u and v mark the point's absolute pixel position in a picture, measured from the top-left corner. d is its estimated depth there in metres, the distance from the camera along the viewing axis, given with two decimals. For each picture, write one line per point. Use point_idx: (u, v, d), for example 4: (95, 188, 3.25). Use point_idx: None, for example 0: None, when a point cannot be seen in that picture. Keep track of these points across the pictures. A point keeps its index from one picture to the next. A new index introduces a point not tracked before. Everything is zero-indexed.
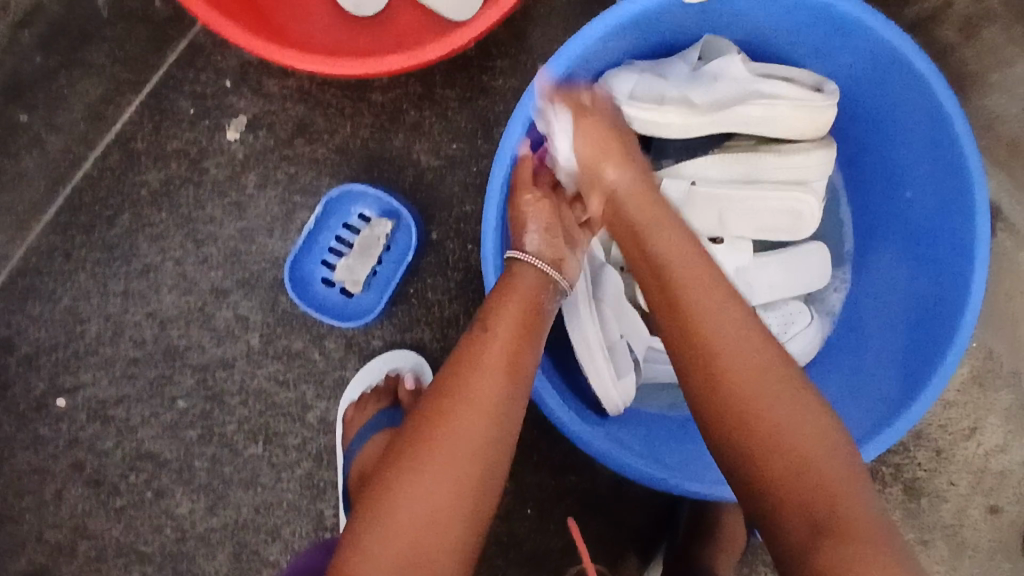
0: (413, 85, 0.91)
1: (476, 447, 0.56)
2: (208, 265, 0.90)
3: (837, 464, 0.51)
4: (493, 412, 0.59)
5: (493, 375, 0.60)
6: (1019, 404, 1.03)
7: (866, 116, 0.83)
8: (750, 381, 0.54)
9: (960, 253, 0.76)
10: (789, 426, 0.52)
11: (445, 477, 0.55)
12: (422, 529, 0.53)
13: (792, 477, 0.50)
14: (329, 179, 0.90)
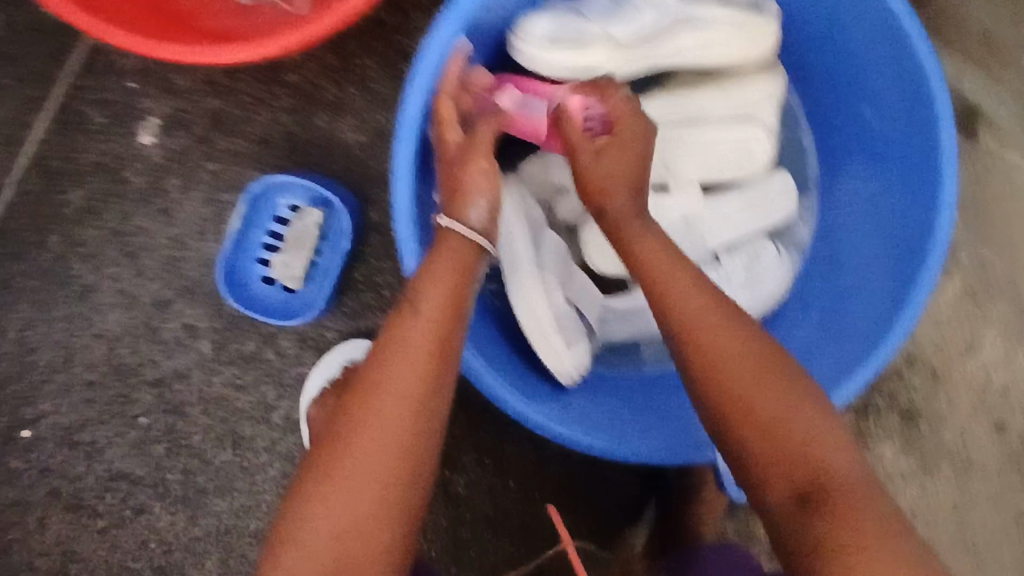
0: (328, 58, 0.85)
1: (398, 451, 0.50)
2: (146, 277, 0.87)
3: (836, 452, 0.48)
4: (415, 403, 0.51)
5: (413, 361, 0.52)
6: (1016, 313, 0.98)
7: (812, 29, 0.76)
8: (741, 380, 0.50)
9: (929, 165, 0.69)
10: (785, 417, 0.49)
11: (361, 489, 0.49)
12: (337, 533, 0.48)
13: (780, 474, 0.48)
14: (254, 170, 0.85)
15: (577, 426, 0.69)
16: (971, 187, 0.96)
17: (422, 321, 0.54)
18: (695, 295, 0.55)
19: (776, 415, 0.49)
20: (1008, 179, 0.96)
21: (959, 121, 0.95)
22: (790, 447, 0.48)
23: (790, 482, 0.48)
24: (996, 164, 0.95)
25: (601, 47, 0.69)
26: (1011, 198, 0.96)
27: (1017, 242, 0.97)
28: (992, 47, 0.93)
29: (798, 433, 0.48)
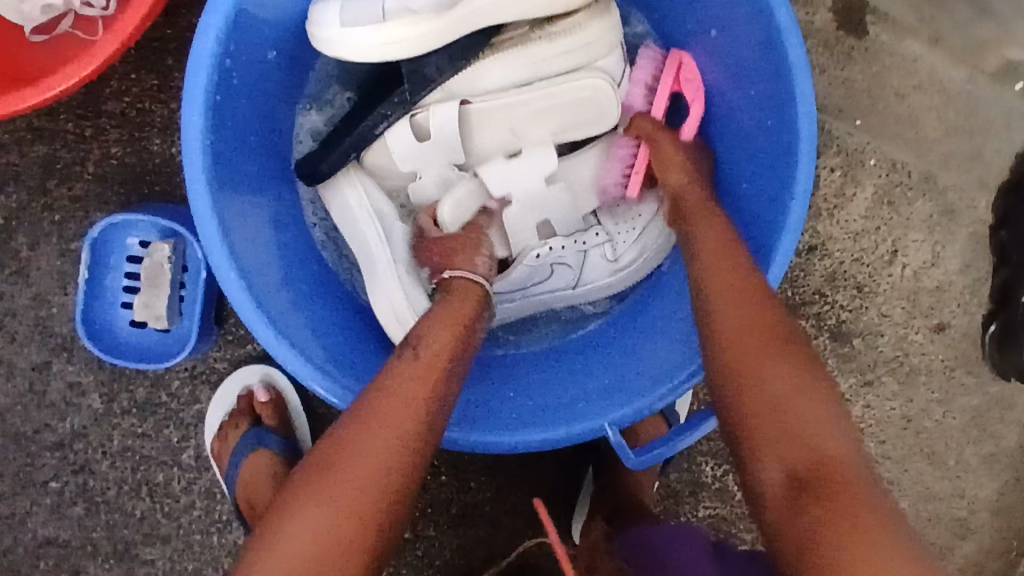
0: (148, 78, 0.78)
1: (388, 477, 0.51)
2: (19, 343, 0.84)
3: (849, 466, 0.49)
4: (409, 440, 0.54)
5: (413, 396, 0.56)
6: (939, 210, 0.92)
7: None
8: (781, 386, 0.52)
9: (780, 81, 0.64)
10: (810, 422, 0.50)
11: (344, 506, 0.50)
12: (319, 551, 0.48)
13: (771, 420, 0.51)
14: (100, 213, 0.81)
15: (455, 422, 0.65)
16: (868, 85, 0.89)
17: (430, 359, 0.58)
18: (735, 287, 0.58)
19: (809, 415, 0.51)
20: (908, 70, 0.89)
21: (845, 17, 0.88)
22: (803, 442, 0.49)
23: (778, 431, 0.50)
24: (893, 56, 0.89)
25: (403, 18, 0.62)
26: (915, 89, 0.89)
27: (928, 135, 0.91)
28: None
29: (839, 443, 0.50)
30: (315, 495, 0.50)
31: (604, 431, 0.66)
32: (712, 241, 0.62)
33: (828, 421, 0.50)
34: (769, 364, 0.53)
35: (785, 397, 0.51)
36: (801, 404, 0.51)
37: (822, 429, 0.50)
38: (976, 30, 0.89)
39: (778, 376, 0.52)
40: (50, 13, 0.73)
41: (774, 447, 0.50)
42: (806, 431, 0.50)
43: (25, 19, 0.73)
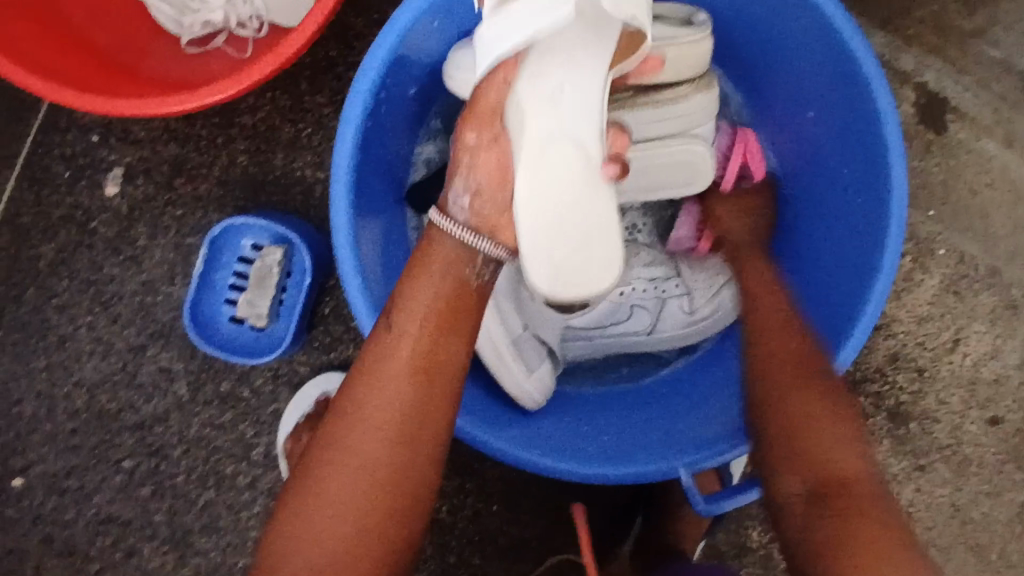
0: (281, 98, 0.86)
1: (378, 464, 0.54)
2: (120, 324, 0.89)
3: (855, 464, 0.60)
4: (396, 433, 0.54)
5: (395, 385, 0.55)
6: (1002, 304, 0.95)
7: (754, 42, 0.77)
8: (808, 435, 0.61)
9: (875, 163, 0.68)
10: (835, 451, 0.60)
11: (347, 494, 0.54)
12: (330, 536, 0.53)
13: (800, 437, 0.61)
14: (218, 214, 0.87)
15: (542, 450, 0.67)
16: (943, 178, 0.93)
17: (413, 339, 0.56)
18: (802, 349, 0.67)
19: (835, 467, 0.59)
20: (982, 168, 0.93)
21: (926, 112, 0.91)
22: (820, 457, 0.60)
23: (803, 445, 0.61)
24: (970, 154, 0.92)
25: None
26: (987, 188, 0.93)
27: (997, 232, 0.94)
28: (957, 33, 0.90)
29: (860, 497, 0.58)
30: (319, 485, 0.54)
31: (677, 474, 0.67)
32: (756, 270, 0.77)
33: (855, 480, 0.58)
34: (818, 421, 0.62)
35: (822, 448, 0.60)
36: (831, 458, 0.60)
37: (840, 449, 0.60)
38: None
39: (816, 440, 0.61)
40: (207, 29, 0.83)
41: (790, 448, 0.62)
42: (818, 486, 0.59)
43: (184, 31, 0.83)
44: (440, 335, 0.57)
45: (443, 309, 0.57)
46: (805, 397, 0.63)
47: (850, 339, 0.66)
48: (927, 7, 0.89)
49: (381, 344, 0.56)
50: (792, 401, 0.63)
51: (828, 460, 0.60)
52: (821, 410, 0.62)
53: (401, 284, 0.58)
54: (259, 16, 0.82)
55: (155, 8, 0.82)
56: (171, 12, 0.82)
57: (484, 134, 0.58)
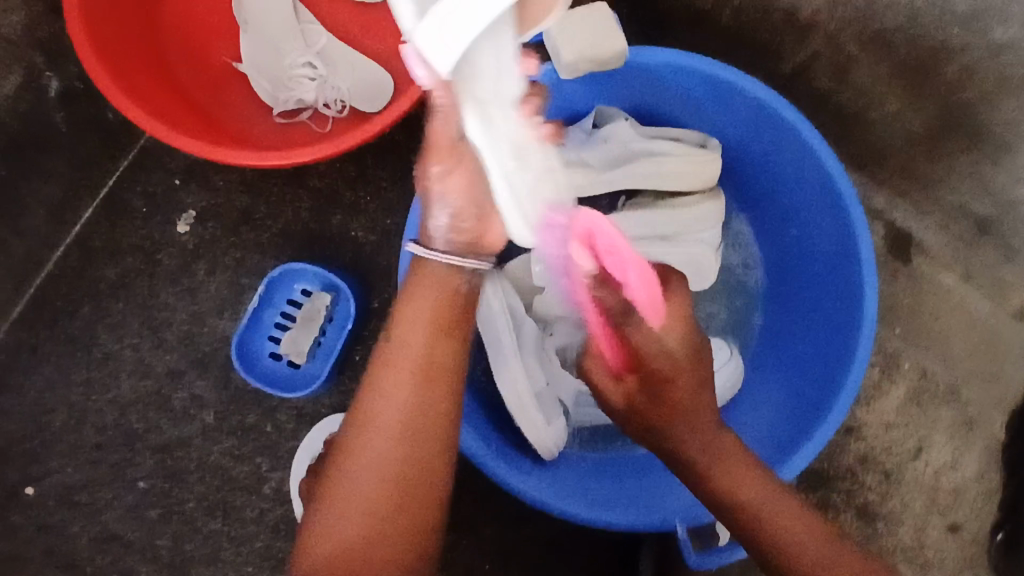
0: (347, 168, 0.98)
1: (388, 460, 0.59)
2: (163, 349, 0.97)
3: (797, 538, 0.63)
4: (401, 433, 0.59)
5: (398, 388, 0.60)
6: (960, 420, 1.05)
7: (750, 169, 0.92)
8: (733, 486, 0.64)
9: (851, 271, 0.81)
10: (782, 533, 0.63)
11: (362, 490, 0.59)
12: (351, 525, 0.59)
13: (755, 521, 0.64)
14: (273, 261, 0.98)
15: (552, 493, 0.76)
16: (908, 301, 1.05)
17: (418, 346, 0.61)
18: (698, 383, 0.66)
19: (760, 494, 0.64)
20: (944, 297, 1.05)
21: (894, 245, 1.04)
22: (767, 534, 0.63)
23: (757, 527, 0.64)
24: (930, 284, 1.05)
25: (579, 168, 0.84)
26: (947, 315, 1.05)
27: (956, 354, 1.05)
28: (922, 181, 1.03)
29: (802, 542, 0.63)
30: (339, 484, 0.60)
31: (673, 528, 0.76)
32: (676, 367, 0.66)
33: (761, 488, 0.64)
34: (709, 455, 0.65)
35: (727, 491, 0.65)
36: (749, 494, 0.64)
37: (783, 521, 0.63)
38: (1004, 276, 1.05)
39: (700, 425, 0.66)
40: (297, 105, 0.97)
41: (748, 535, 0.64)
42: (762, 528, 0.64)
43: (277, 103, 0.97)
44: (435, 337, 0.61)
45: (437, 314, 0.62)
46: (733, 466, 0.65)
47: (831, 415, 0.77)
48: (900, 156, 1.02)
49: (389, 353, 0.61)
50: (712, 474, 0.65)
51: (724, 477, 0.65)
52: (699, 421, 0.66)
53: (401, 291, 0.64)
54: (343, 100, 0.97)
55: (256, 82, 0.97)
56: (268, 88, 0.97)
57: (449, 164, 0.57)
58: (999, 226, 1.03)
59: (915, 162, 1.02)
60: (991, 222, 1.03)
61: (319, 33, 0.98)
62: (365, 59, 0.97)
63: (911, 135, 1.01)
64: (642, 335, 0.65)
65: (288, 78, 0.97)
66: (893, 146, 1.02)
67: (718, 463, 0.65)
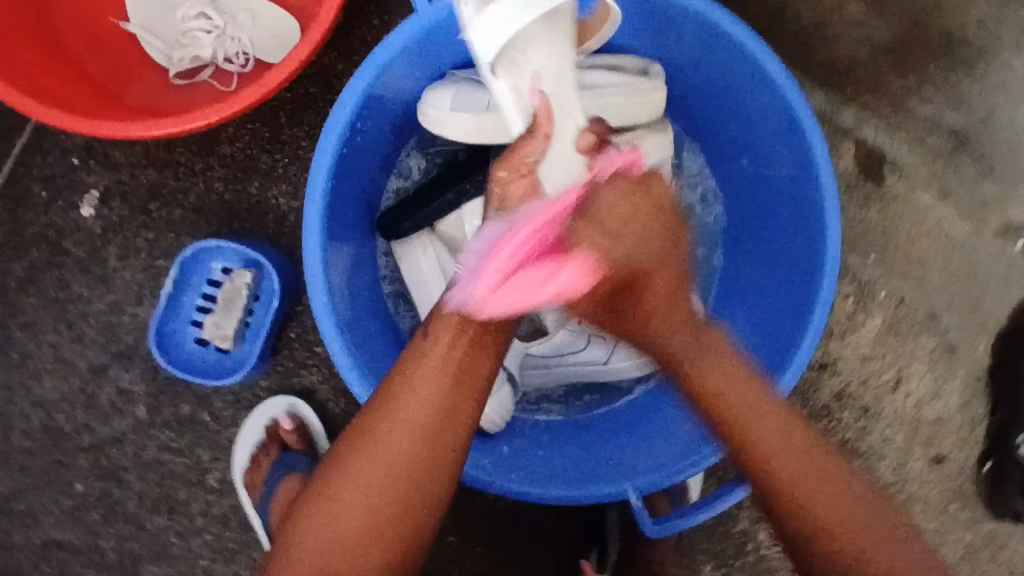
0: (259, 130, 0.90)
1: (410, 460, 0.58)
2: (83, 343, 0.90)
3: (832, 501, 0.64)
4: (425, 434, 0.59)
5: (430, 394, 0.60)
6: (941, 347, 0.99)
7: (696, 96, 0.83)
8: (756, 418, 0.65)
9: (811, 198, 0.73)
10: (816, 499, 0.64)
11: (379, 486, 0.58)
12: (362, 519, 0.58)
13: (791, 496, 0.64)
14: (190, 239, 0.90)
15: (490, 469, 0.71)
16: (882, 227, 0.97)
17: (449, 350, 0.61)
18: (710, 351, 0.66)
19: (773, 436, 0.65)
20: (920, 219, 0.97)
21: (867, 168, 0.96)
22: (813, 509, 0.63)
23: (793, 501, 0.64)
24: (905, 206, 0.97)
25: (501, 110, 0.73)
26: (925, 237, 0.97)
27: (935, 279, 0.98)
28: (889, 93, 0.94)
29: (814, 474, 0.64)
30: (355, 475, 0.59)
31: (626, 496, 0.72)
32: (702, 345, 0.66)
33: (790, 454, 0.65)
34: (732, 396, 0.65)
35: (746, 429, 0.65)
36: (765, 439, 0.65)
37: (819, 491, 0.64)
38: (983, 191, 0.97)
39: (723, 386, 0.65)
40: (196, 64, 0.88)
41: (794, 509, 0.64)
42: (799, 494, 0.64)
43: (173, 64, 0.87)
44: (472, 351, 0.61)
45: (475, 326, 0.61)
46: (762, 435, 0.65)
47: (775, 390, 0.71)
48: (865, 68, 0.93)
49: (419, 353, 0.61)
50: (754, 449, 0.65)
51: (758, 445, 0.65)
52: (717, 376, 0.65)
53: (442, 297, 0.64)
54: (246, 53, 0.87)
55: (146, 40, 0.87)
56: (162, 47, 0.87)
57: (515, 173, 0.66)
58: (975, 137, 0.95)
59: (881, 75, 0.94)
60: (967, 135, 0.95)
61: None
62: (264, 3, 0.87)
63: (875, 46, 0.93)
64: (658, 283, 0.63)
65: (182, 34, 0.87)
66: (856, 59, 0.93)
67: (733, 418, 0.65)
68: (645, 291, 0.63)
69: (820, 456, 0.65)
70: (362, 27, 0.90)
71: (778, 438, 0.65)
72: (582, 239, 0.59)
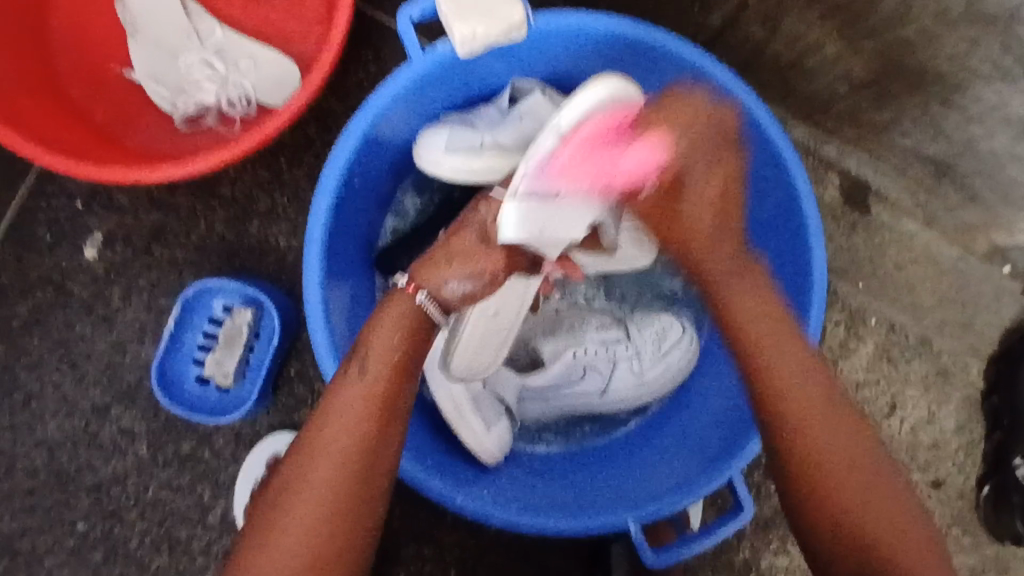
0: (260, 172, 0.92)
1: (343, 481, 0.58)
2: (86, 384, 0.92)
3: (891, 507, 0.60)
4: (356, 456, 0.59)
5: (360, 415, 0.61)
6: (934, 371, 1.00)
7: None
8: (813, 411, 0.63)
9: (796, 230, 0.76)
10: (860, 505, 0.60)
11: (311, 513, 0.57)
12: (297, 551, 0.56)
13: (844, 506, 0.60)
14: (192, 278, 0.92)
15: (489, 502, 0.72)
16: (869, 254, 0.99)
17: (377, 371, 0.63)
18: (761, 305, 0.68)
19: (829, 430, 0.63)
20: (907, 246, 0.99)
21: (852, 196, 0.99)
22: (861, 529, 0.59)
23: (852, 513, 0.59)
24: (891, 233, 0.99)
25: (492, 152, 0.77)
26: (913, 263, 0.99)
27: (923, 304, 1.00)
28: (870, 125, 0.97)
29: (842, 445, 0.62)
30: (291, 507, 0.57)
31: (626, 526, 0.72)
32: (742, 284, 0.69)
33: (822, 434, 0.63)
34: (776, 368, 0.65)
35: (808, 427, 0.63)
36: (823, 434, 0.62)
37: (876, 496, 0.60)
38: (966, 218, 0.99)
39: (761, 334, 0.67)
40: (200, 109, 0.91)
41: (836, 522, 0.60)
42: (839, 492, 0.60)
43: (177, 110, 0.90)
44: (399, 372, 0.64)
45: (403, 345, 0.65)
46: (818, 427, 0.63)
47: None
48: (845, 102, 0.97)
49: (341, 386, 0.62)
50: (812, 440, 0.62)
51: (810, 436, 0.63)
52: (787, 369, 0.65)
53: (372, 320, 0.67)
54: (248, 97, 0.90)
55: (151, 88, 0.90)
56: (166, 94, 0.90)
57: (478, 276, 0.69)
58: (956, 166, 0.98)
59: (863, 107, 0.97)
60: (948, 163, 0.98)
61: (212, 28, 0.90)
62: (264, 49, 0.91)
63: (853, 82, 0.96)
64: (699, 192, 0.68)
65: (185, 82, 0.90)
66: (836, 93, 0.96)
67: (772, 391, 0.65)
68: (689, 196, 0.69)
69: (851, 432, 0.63)
70: (358, 72, 0.94)
71: (831, 424, 0.63)
72: (665, 116, 0.67)
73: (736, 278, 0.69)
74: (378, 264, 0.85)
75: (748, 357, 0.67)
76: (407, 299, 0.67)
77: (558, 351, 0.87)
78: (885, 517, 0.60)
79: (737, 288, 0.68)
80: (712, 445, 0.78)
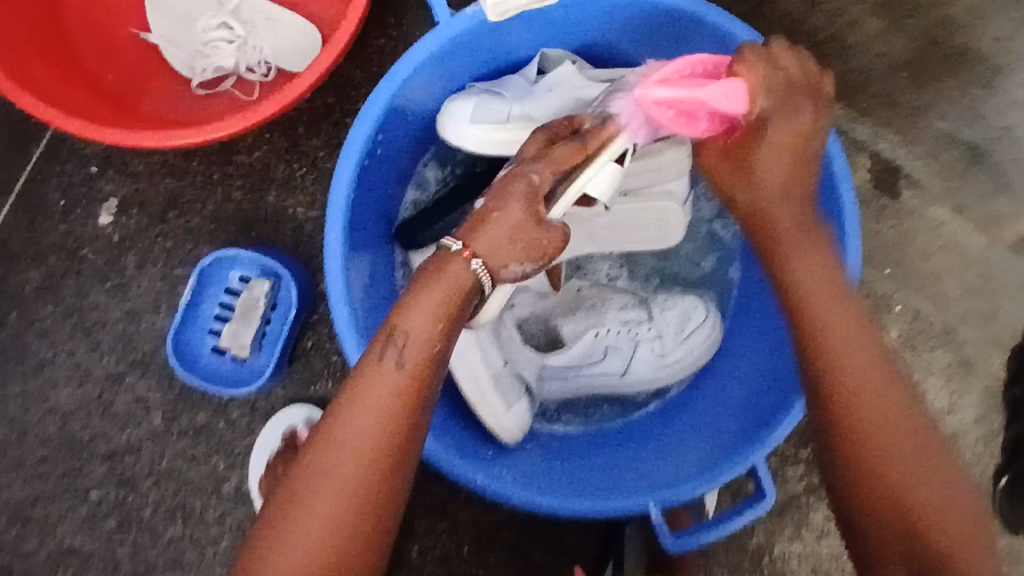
0: (278, 140, 0.90)
1: (366, 474, 0.56)
2: (100, 352, 0.91)
3: (941, 489, 0.58)
4: (379, 448, 0.57)
5: (386, 405, 0.57)
6: (958, 361, 0.98)
7: None
8: (865, 383, 0.61)
9: (831, 217, 0.74)
10: (907, 485, 0.58)
11: (331, 506, 0.55)
12: (314, 541, 0.54)
13: (884, 484, 0.58)
14: (208, 248, 0.90)
15: (508, 481, 0.71)
16: (892, 241, 0.97)
17: (407, 359, 0.59)
18: (823, 279, 0.66)
19: (880, 408, 0.60)
20: (936, 232, 0.97)
21: (884, 180, 0.96)
22: (906, 511, 0.57)
23: (891, 495, 0.58)
24: (920, 220, 0.97)
25: (518, 122, 0.74)
26: (941, 251, 0.97)
27: (950, 293, 0.98)
28: (906, 108, 0.95)
29: (891, 425, 0.60)
30: (310, 498, 0.55)
31: (646, 509, 0.71)
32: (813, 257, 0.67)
33: (877, 412, 0.60)
34: (833, 337, 0.63)
35: (861, 400, 0.61)
36: (875, 414, 0.60)
37: (923, 482, 0.58)
38: (998, 206, 0.97)
39: (833, 317, 0.64)
40: (218, 74, 0.88)
41: (879, 508, 0.58)
42: (886, 473, 0.58)
43: (195, 74, 0.88)
44: (430, 358, 0.60)
45: (438, 326, 0.60)
46: (873, 402, 0.61)
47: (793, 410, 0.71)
48: (880, 83, 0.94)
49: (369, 375, 0.58)
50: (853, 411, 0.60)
51: (861, 408, 0.61)
52: (845, 342, 0.63)
53: (406, 296, 0.61)
54: (268, 62, 0.88)
55: (168, 50, 0.88)
56: (185, 58, 0.88)
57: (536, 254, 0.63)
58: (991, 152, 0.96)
59: (899, 89, 0.94)
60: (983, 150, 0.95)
61: None
62: (284, 12, 0.88)
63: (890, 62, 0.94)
64: (771, 146, 0.70)
65: (204, 45, 0.88)
66: (873, 74, 0.94)
67: (829, 356, 0.63)
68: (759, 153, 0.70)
69: (903, 415, 0.60)
70: (380, 38, 0.91)
71: (884, 408, 0.61)
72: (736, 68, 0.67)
73: (804, 251, 0.68)
74: (398, 238, 0.83)
75: (799, 317, 0.65)
76: (460, 266, 0.61)
77: (579, 330, 0.86)
78: (933, 502, 0.57)
79: (802, 252, 0.68)
80: (737, 430, 0.76)
